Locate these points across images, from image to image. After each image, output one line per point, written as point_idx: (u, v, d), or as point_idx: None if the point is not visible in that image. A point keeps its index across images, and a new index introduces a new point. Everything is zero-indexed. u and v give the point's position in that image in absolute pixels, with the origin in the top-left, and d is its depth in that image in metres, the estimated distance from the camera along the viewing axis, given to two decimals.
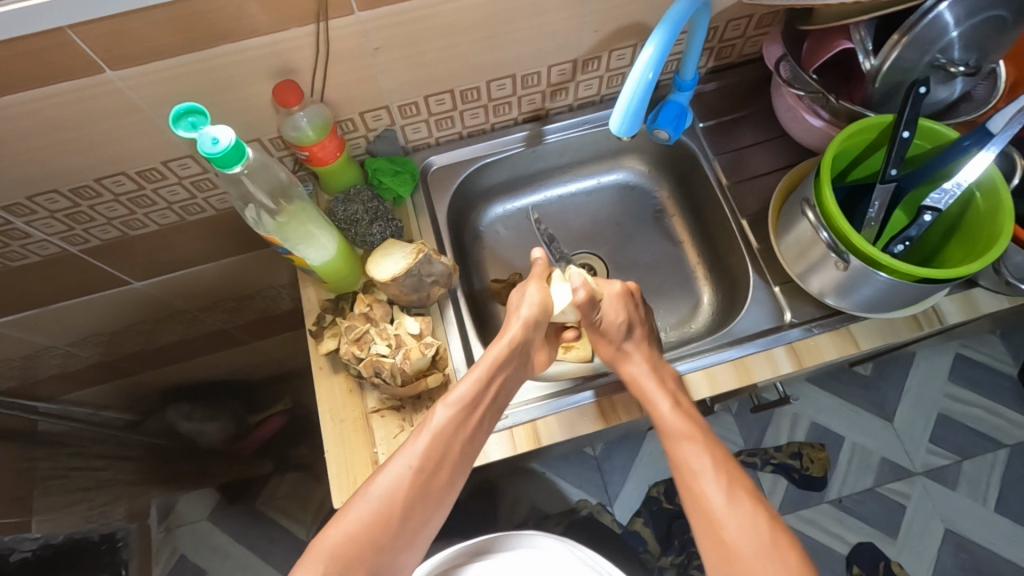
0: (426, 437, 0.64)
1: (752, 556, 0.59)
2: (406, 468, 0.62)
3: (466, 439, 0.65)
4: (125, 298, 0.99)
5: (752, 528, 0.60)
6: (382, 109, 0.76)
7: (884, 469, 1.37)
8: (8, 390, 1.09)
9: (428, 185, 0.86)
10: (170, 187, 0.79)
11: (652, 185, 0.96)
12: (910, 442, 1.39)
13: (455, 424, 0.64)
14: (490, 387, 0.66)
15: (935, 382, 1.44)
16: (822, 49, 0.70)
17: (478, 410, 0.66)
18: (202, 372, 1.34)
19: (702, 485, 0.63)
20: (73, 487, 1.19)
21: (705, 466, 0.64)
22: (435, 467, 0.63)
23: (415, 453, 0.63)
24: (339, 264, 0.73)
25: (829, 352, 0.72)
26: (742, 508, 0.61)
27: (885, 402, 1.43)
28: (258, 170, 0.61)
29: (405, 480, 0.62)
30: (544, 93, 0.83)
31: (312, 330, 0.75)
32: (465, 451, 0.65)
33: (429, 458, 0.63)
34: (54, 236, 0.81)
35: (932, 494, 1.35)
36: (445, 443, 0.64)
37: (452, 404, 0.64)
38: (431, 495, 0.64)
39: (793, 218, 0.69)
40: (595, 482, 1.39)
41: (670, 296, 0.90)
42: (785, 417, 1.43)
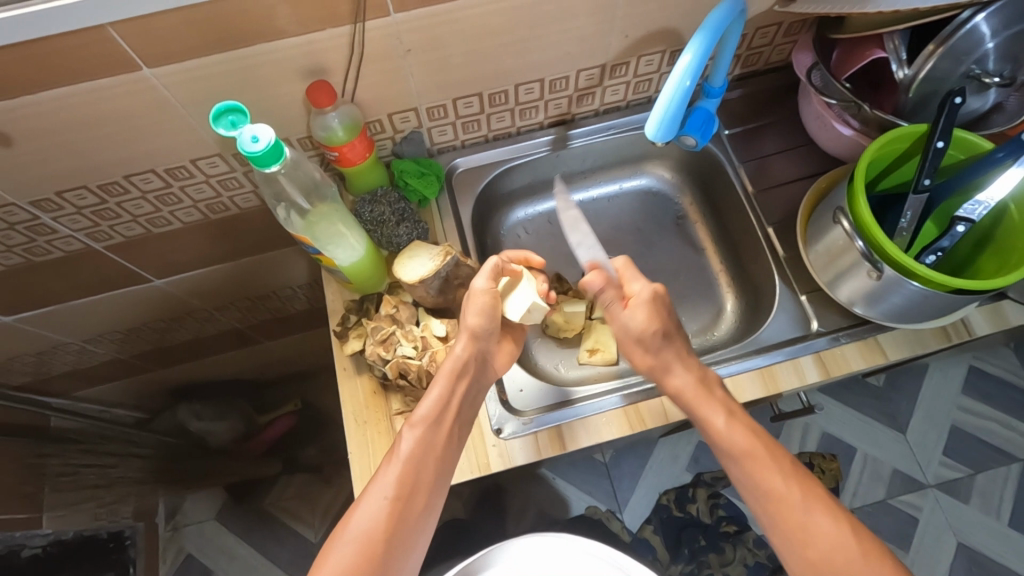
0: (395, 467, 0.63)
1: (791, 525, 0.60)
2: (382, 501, 0.61)
3: (438, 457, 0.64)
4: (144, 295, 1.00)
5: (786, 499, 0.61)
6: (411, 111, 0.76)
7: (896, 481, 1.36)
8: (24, 385, 1.09)
9: (452, 188, 0.86)
10: (197, 185, 0.79)
11: (675, 191, 0.96)
12: (923, 455, 1.38)
13: (426, 444, 0.63)
14: (453, 402, 0.66)
15: (949, 394, 1.43)
16: (855, 58, 0.70)
17: (445, 423, 0.65)
18: (215, 371, 1.35)
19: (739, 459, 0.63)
20: (84, 484, 1.19)
21: (738, 438, 0.63)
22: (410, 493, 0.62)
23: (387, 483, 0.62)
24: (367, 265, 0.72)
25: (856, 363, 0.71)
26: (779, 480, 0.61)
27: (898, 414, 1.42)
28: (292, 169, 0.62)
29: (381, 516, 0.60)
30: (571, 97, 0.83)
31: (337, 330, 0.75)
32: (438, 469, 0.64)
33: (404, 484, 0.62)
34: (80, 232, 0.81)
35: (944, 507, 1.34)
36: (416, 468, 0.62)
37: (417, 425, 0.64)
38: (410, 525, 0.62)
39: (825, 226, 0.68)
40: (605, 489, 1.40)
41: (692, 303, 0.89)
42: (797, 427, 1.42)
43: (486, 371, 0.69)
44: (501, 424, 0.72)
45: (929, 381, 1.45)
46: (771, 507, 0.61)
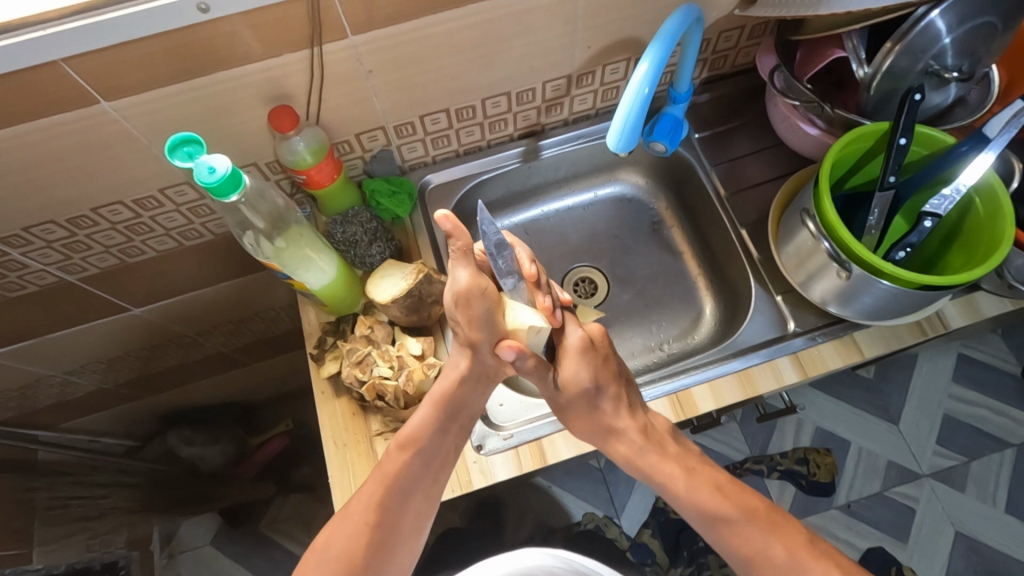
0: (375, 487, 0.63)
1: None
2: (362, 524, 0.62)
3: (425, 472, 0.64)
4: (123, 325, 0.99)
5: (769, 554, 0.61)
6: (378, 130, 0.76)
7: (892, 473, 1.37)
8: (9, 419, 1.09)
9: (425, 204, 0.85)
10: (167, 214, 0.79)
11: (649, 197, 0.96)
12: (916, 445, 1.39)
13: (411, 465, 0.63)
14: (443, 427, 0.65)
15: (938, 383, 1.43)
16: (816, 58, 0.70)
17: (434, 447, 0.64)
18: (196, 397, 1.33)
19: (717, 522, 0.64)
20: (71, 517, 1.15)
21: (705, 497, 0.64)
22: (389, 511, 0.63)
23: (366, 503, 0.63)
24: (339, 287, 0.72)
25: (834, 361, 0.71)
26: (757, 536, 0.62)
27: (890, 405, 1.42)
28: (256, 198, 0.61)
29: (359, 537, 0.62)
30: (539, 109, 0.83)
31: (313, 353, 0.74)
32: (423, 488, 0.64)
33: (384, 504, 0.63)
34: (52, 266, 0.81)
35: (941, 497, 1.34)
36: (400, 488, 0.63)
37: (404, 448, 0.64)
38: (388, 545, 0.64)
39: (793, 228, 0.68)
40: (601, 495, 1.39)
41: (671, 308, 0.89)
42: (790, 423, 1.42)
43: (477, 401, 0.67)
44: (482, 440, 0.71)
45: (919, 371, 1.45)
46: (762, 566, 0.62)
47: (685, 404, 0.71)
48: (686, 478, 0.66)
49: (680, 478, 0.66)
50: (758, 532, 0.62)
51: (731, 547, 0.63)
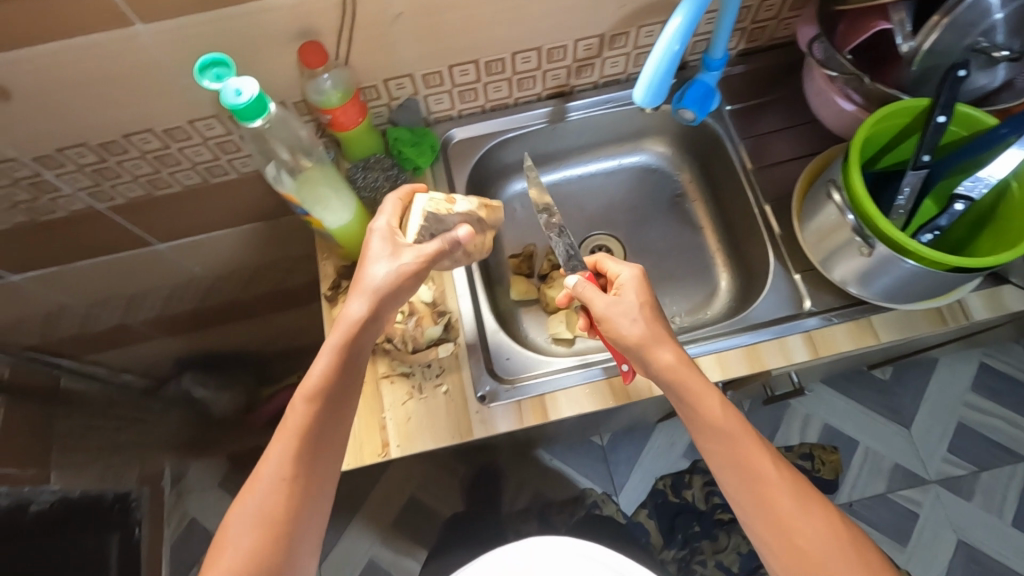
0: (289, 438, 0.59)
1: (792, 518, 0.57)
2: (280, 482, 0.58)
3: (330, 440, 0.61)
4: (147, 257, 1.02)
5: (780, 486, 0.58)
6: (406, 77, 0.76)
7: (897, 476, 1.36)
8: (37, 346, 1.26)
9: (448, 157, 0.84)
10: (195, 147, 0.80)
11: (674, 169, 0.93)
12: (926, 450, 1.38)
13: (326, 407, 0.60)
14: (342, 387, 0.61)
15: (954, 390, 1.42)
16: (858, 31, 0.66)
17: (337, 402, 0.61)
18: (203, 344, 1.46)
19: (745, 450, 0.59)
20: (92, 442, 1.32)
21: (722, 416, 0.60)
22: (305, 473, 0.59)
23: (282, 459, 0.58)
24: (356, 230, 0.72)
25: (846, 344, 0.70)
26: (766, 467, 0.59)
27: (901, 409, 1.42)
28: (278, 125, 0.61)
29: (279, 502, 0.57)
30: (569, 68, 0.82)
31: (327, 295, 0.76)
32: (328, 449, 0.61)
33: (297, 468, 0.59)
34: (82, 191, 0.83)
35: (945, 503, 1.34)
36: (309, 448, 0.59)
37: (309, 404, 0.60)
38: (305, 514, 0.59)
39: (818, 203, 0.66)
40: (601, 472, 1.57)
41: (686, 282, 0.88)
42: (797, 418, 1.43)
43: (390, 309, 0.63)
44: (487, 392, 0.71)
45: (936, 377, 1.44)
46: (775, 496, 0.58)
47: None
48: (725, 407, 0.60)
49: (721, 406, 0.60)
50: (772, 461, 0.59)
51: (744, 477, 0.59)
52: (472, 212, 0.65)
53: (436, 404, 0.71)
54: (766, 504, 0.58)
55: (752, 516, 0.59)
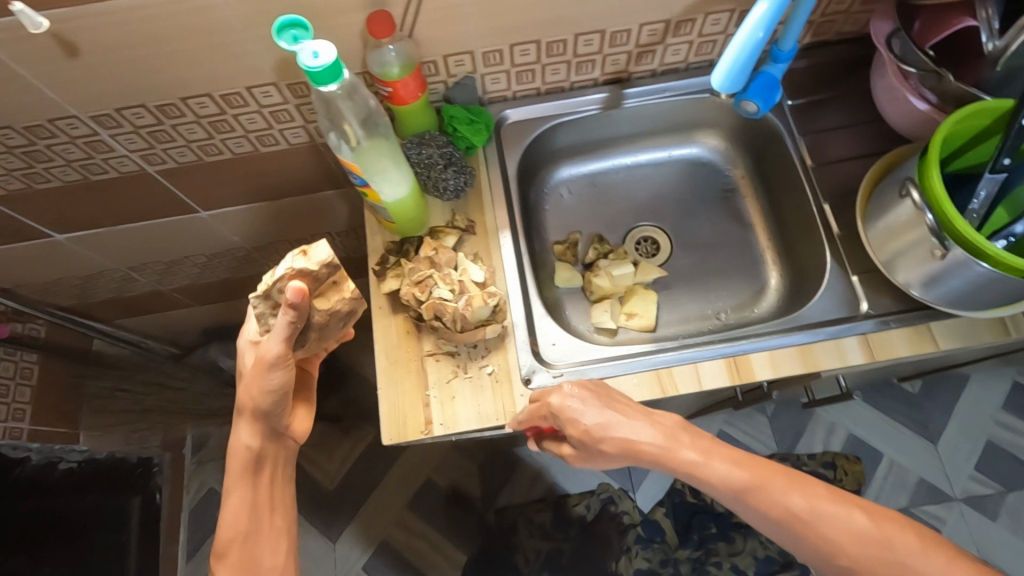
0: (227, 524, 0.75)
1: (831, 534, 0.56)
2: (229, 550, 0.75)
3: (261, 506, 0.77)
4: (189, 224, 1.03)
5: (803, 507, 0.57)
6: (466, 54, 0.74)
7: (922, 490, 1.39)
8: (73, 307, 1.28)
9: (500, 138, 0.83)
10: (250, 115, 0.80)
11: (727, 163, 0.92)
12: (952, 467, 1.40)
13: (247, 484, 0.77)
14: (256, 462, 0.77)
15: (985, 408, 1.44)
16: (938, 28, 0.65)
17: (255, 477, 0.77)
18: (231, 314, 1.47)
19: (750, 491, 0.58)
20: (116, 408, 1.40)
21: (708, 462, 0.60)
22: (249, 533, 0.76)
23: (227, 536, 0.75)
24: (410, 204, 0.71)
25: (904, 350, 0.68)
26: (780, 497, 0.58)
27: (929, 423, 1.44)
28: (350, 92, 0.60)
29: (233, 565, 0.74)
30: (630, 54, 0.80)
31: (375, 269, 0.75)
32: (263, 513, 0.77)
33: (241, 538, 0.75)
34: (134, 153, 0.83)
35: (969, 520, 1.36)
36: (246, 518, 0.76)
37: (235, 490, 0.76)
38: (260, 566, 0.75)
39: (888, 203, 0.64)
40: (620, 470, 1.58)
41: (734, 277, 0.86)
42: (821, 426, 1.46)
43: (276, 416, 0.75)
44: (531, 375, 0.71)
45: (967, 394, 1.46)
46: (804, 518, 0.57)
47: (742, 369, 0.69)
48: (704, 454, 0.60)
49: (696, 454, 0.60)
50: (782, 488, 0.58)
51: (769, 516, 0.58)
52: (293, 270, 0.67)
53: (481, 384, 0.70)
54: (802, 529, 0.57)
55: (803, 548, 0.57)
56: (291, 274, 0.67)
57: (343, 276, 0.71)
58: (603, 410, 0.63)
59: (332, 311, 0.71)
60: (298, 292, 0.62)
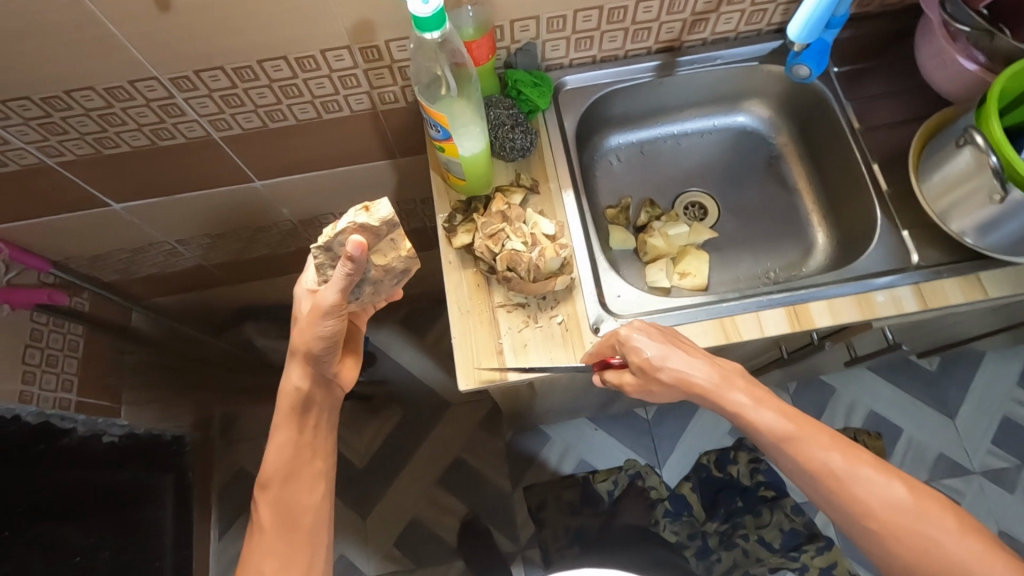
0: (269, 462, 0.77)
1: (867, 499, 0.57)
2: (267, 489, 0.77)
3: (301, 451, 0.79)
4: (243, 195, 1.06)
5: (845, 469, 0.58)
6: (532, 19, 0.77)
7: (941, 465, 1.42)
8: (116, 282, 1.30)
9: (559, 103, 0.87)
10: (319, 79, 0.82)
11: (771, 131, 0.95)
12: (970, 442, 1.44)
13: (289, 426, 0.78)
14: (303, 407, 0.78)
15: (1001, 385, 1.48)
16: None
17: (300, 422, 0.78)
18: (265, 293, 1.48)
19: (794, 441, 0.60)
20: (150, 384, 1.39)
21: (756, 410, 0.62)
22: (286, 476, 0.77)
23: (266, 475, 0.77)
24: (481, 161, 0.74)
25: (956, 298, 0.72)
26: (823, 454, 0.59)
27: (947, 400, 1.48)
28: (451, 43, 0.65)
29: (268, 504, 0.76)
30: (685, 22, 0.83)
31: (445, 226, 0.78)
32: (302, 458, 0.79)
33: (279, 478, 0.77)
34: (204, 118, 0.86)
35: (988, 494, 1.39)
36: (287, 459, 0.78)
37: (279, 431, 0.78)
38: (293, 510, 0.76)
39: (945, 155, 0.68)
40: (646, 445, 1.55)
41: (781, 239, 0.90)
42: (841, 404, 1.50)
43: (326, 361, 0.75)
44: (599, 323, 0.74)
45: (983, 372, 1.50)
46: (842, 479, 0.58)
47: (801, 317, 0.73)
48: (757, 401, 0.62)
49: (750, 399, 0.62)
50: (827, 445, 0.59)
51: (807, 470, 0.59)
52: (354, 224, 0.67)
53: (552, 333, 0.74)
54: (837, 489, 0.58)
55: (833, 507, 0.59)
56: (351, 229, 0.67)
57: (401, 234, 0.71)
58: (668, 347, 0.65)
59: (388, 268, 0.72)
60: (358, 247, 0.63)
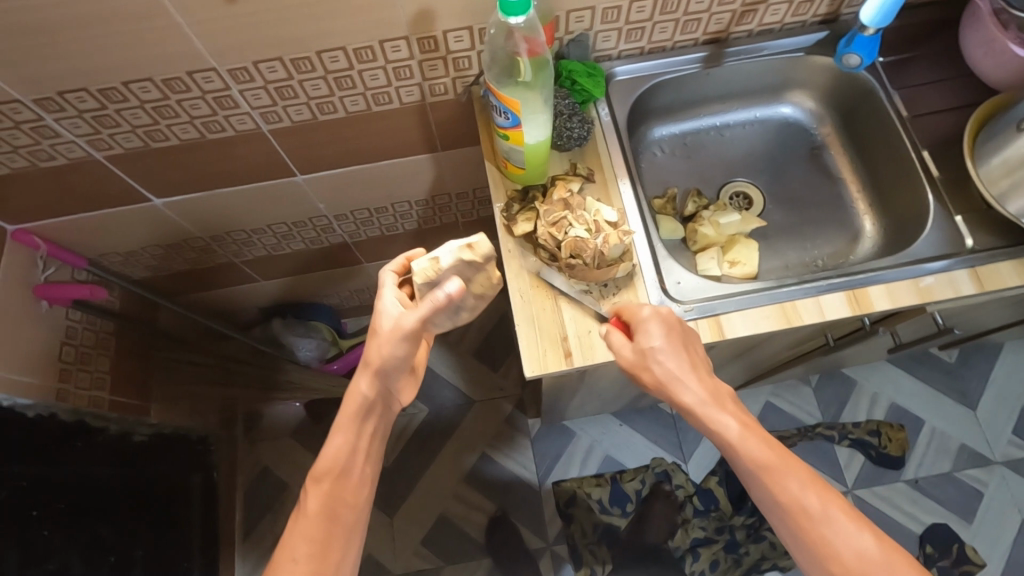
0: (330, 454, 0.70)
1: (834, 546, 0.57)
2: (319, 483, 0.69)
3: (359, 449, 0.70)
4: (284, 189, 1.06)
5: (818, 513, 0.58)
6: (587, 10, 0.77)
7: (963, 456, 1.44)
8: (145, 279, 1.30)
9: (609, 94, 0.88)
10: (373, 71, 0.83)
11: (814, 121, 0.97)
12: (991, 432, 1.46)
13: (353, 423, 0.70)
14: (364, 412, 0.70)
15: (1021, 376, 1.50)
16: None
17: (361, 424, 0.70)
18: (293, 291, 1.48)
19: (775, 474, 0.59)
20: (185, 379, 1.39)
21: (739, 434, 0.60)
22: (339, 474, 0.69)
23: (321, 468, 0.69)
24: (542, 151, 0.75)
25: (1013, 280, 0.73)
26: (798, 492, 0.59)
27: (968, 391, 1.50)
28: (530, 31, 0.67)
29: (317, 497, 0.68)
30: (734, 13, 0.83)
31: (504, 215, 0.78)
32: (359, 457, 0.70)
33: (332, 472, 0.69)
34: (256, 110, 0.86)
35: (1010, 484, 1.41)
36: (341, 458, 0.69)
37: (338, 429, 0.70)
38: (341, 507, 0.68)
39: (1006, 138, 0.70)
40: (671, 439, 1.52)
41: (828, 227, 0.92)
42: (865, 396, 1.51)
43: (400, 374, 0.69)
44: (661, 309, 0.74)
45: (1001, 362, 1.52)
46: (819, 526, 0.58)
47: (861, 300, 0.74)
48: (743, 428, 0.61)
49: (737, 423, 0.61)
50: (805, 485, 0.59)
51: (780, 503, 0.59)
52: (459, 262, 0.64)
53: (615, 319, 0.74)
54: (805, 530, 0.58)
55: (798, 544, 0.59)
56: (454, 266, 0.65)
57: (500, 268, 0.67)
58: (672, 344, 0.64)
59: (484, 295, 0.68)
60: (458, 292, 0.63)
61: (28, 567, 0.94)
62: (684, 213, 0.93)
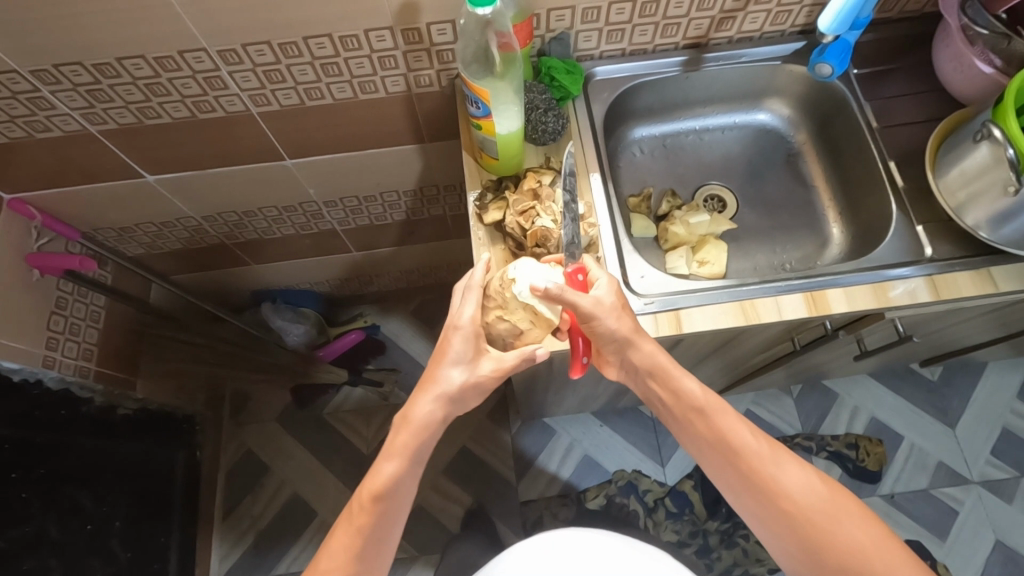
0: (388, 466, 0.69)
1: (782, 485, 0.67)
2: (372, 496, 0.68)
3: (417, 466, 0.70)
4: (274, 172, 1.08)
5: (764, 455, 0.68)
6: (568, 9, 0.79)
7: (941, 473, 1.44)
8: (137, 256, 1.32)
9: (588, 92, 0.90)
10: (359, 59, 0.85)
11: (790, 129, 0.99)
12: (970, 451, 1.46)
13: (419, 436, 0.69)
14: (428, 433, 0.69)
15: (1002, 397, 1.50)
16: None
17: (421, 440, 0.69)
18: (283, 275, 1.50)
19: (728, 423, 0.69)
20: (173, 356, 1.43)
21: (699, 392, 0.70)
22: (395, 488, 0.69)
23: (381, 480, 0.68)
24: (517, 141, 0.77)
25: (968, 290, 0.74)
26: (747, 437, 0.69)
27: (948, 409, 1.50)
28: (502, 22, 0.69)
29: (368, 508, 0.68)
30: (713, 19, 0.85)
31: (477, 203, 0.81)
32: (415, 472, 0.70)
33: (394, 485, 0.68)
34: (245, 92, 0.89)
35: (986, 504, 1.41)
36: (399, 476, 0.68)
37: (398, 449, 0.69)
38: (386, 515, 0.69)
39: (964, 149, 0.72)
40: (650, 442, 1.53)
41: (797, 232, 0.94)
42: (845, 409, 1.51)
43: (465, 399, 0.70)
44: None
45: (984, 382, 1.53)
46: (771, 473, 0.67)
47: (819, 302, 0.75)
48: (699, 386, 0.70)
49: (694, 382, 0.70)
50: (750, 431, 0.69)
51: (731, 450, 0.68)
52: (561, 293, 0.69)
53: None
54: (756, 473, 0.67)
55: (747, 492, 0.68)
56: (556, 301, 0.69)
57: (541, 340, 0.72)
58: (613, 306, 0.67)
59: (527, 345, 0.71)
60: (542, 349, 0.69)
61: (6, 527, 0.96)
62: (659, 212, 0.94)
